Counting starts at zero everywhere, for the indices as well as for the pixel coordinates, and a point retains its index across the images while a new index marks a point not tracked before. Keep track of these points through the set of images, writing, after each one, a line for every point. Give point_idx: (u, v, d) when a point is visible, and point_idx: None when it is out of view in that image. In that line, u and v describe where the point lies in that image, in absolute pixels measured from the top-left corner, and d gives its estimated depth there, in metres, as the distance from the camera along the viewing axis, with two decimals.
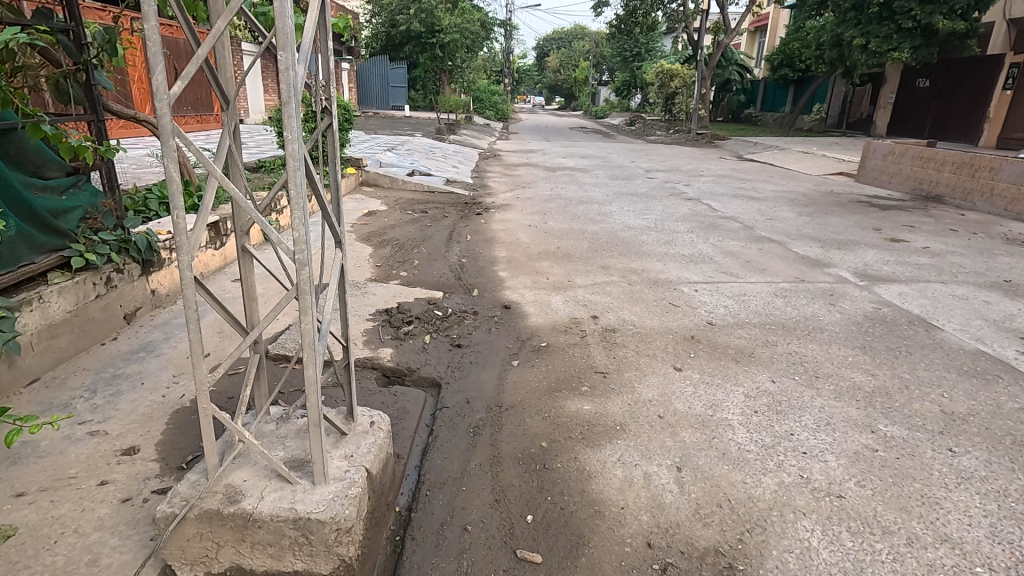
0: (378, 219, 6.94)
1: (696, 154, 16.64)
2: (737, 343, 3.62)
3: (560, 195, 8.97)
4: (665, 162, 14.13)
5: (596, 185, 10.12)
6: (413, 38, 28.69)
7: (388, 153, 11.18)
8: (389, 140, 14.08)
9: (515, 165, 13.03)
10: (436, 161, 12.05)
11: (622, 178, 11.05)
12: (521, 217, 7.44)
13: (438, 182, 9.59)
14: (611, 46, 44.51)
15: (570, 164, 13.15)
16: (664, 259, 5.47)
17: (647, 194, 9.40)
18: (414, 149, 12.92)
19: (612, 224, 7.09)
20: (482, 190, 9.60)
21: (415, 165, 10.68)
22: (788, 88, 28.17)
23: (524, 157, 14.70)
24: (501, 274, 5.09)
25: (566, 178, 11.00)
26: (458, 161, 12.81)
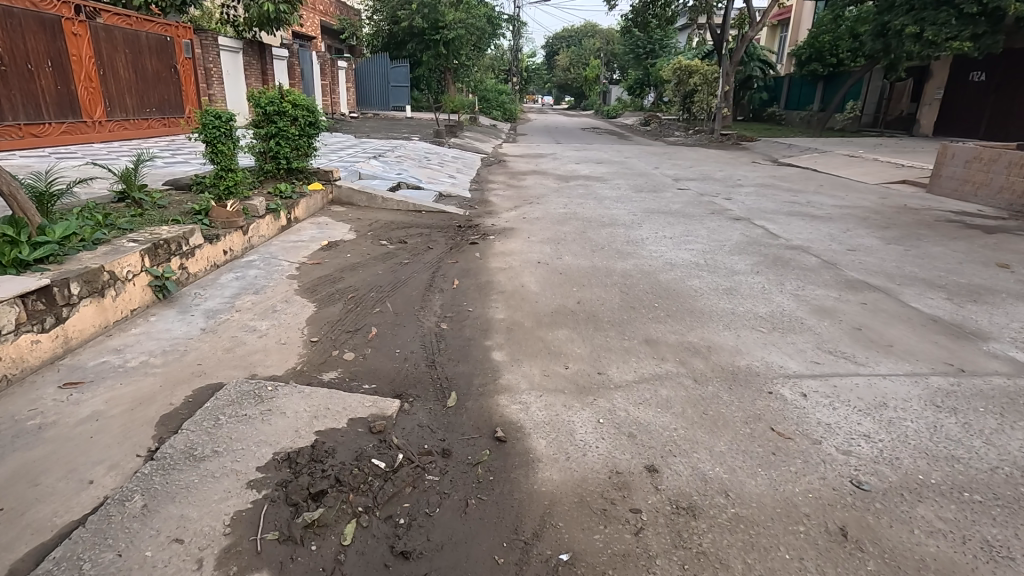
0: (340, 254, 5.27)
1: (725, 157, 14.92)
2: (933, 551, 1.90)
3: (577, 215, 7.28)
4: (694, 168, 12.35)
5: (618, 200, 8.42)
6: (417, 35, 27.28)
7: (372, 162, 9.54)
8: (380, 145, 12.44)
9: (523, 173, 11.31)
10: (430, 169, 10.39)
11: (648, 190, 9.34)
12: (528, 249, 5.76)
13: (427, 198, 7.92)
14: (624, 43, 42.60)
15: (586, 172, 11.44)
16: (734, 325, 3.78)
17: (682, 211, 7.68)
18: (407, 155, 11.25)
19: (647, 259, 5.39)
20: (482, 207, 7.93)
21: (403, 175, 9.01)
22: (816, 84, 26.24)
23: (533, 162, 13.00)
24: (496, 354, 3.39)
25: (582, 190, 9.30)
26: (457, 169, 11.12)
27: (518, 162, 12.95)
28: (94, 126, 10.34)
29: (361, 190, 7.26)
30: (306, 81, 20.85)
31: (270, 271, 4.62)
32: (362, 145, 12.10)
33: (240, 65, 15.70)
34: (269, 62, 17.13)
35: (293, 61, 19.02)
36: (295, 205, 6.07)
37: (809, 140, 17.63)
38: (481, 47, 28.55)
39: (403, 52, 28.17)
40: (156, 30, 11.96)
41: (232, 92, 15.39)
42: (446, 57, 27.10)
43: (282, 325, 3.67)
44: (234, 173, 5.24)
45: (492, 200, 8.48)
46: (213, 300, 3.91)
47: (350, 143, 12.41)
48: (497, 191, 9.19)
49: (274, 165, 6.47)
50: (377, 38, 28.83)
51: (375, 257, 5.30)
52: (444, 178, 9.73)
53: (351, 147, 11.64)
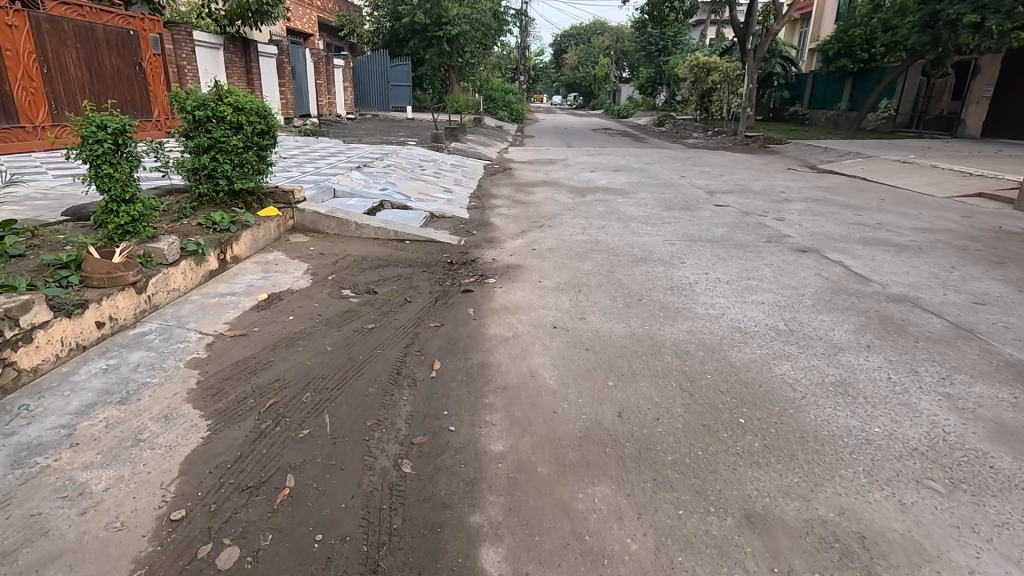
0: (279, 316, 3.80)
1: (756, 163, 13.42)
2: None
3: (599, 245, 5.81)
4: (726, 179, 10.83)
5: (647, 222, 6.94)
6: (419, 32, 25.87)
7: (352, 173, 8.11)
8: (370, 151, 11.03)
9: (531, 185, 9.84)
10: (423, 180, 8.95)
11: (680, 207, 7.86)
12: (540, 302, 4.28)
13: (415, 219, 6.50)
14: (634, 40, 40.98)
15: (604, 183, 9.97)
16: (883, 474, 2.29)
17: (730, 239, 6.18)
18: (398, 164, 9.83)
19: (704, 322, 3.90)
20: (482, 233, 6.46)
21: (388, 190, 7.58)
22: (844, 81, 24.58)
23: (542, 171, 11.51)
24: (489, 555, 1.92)
25: (602, 208, 7.83)
26: (456, 180, 9.67)
27: (525, 171, 11.47)
28: (36, 131, 9.20)
29: (329, 214, 5.79)
30: (299, 80, 19.48)
31: (163, 353, 3.16)
32: (349, 153, 10.68)
33: (220, 62, 14.35)
34: (256, 59, 15.70)
35: (283, 58, 17.63)
36: (231, 240, 4.61)
37: (846, 143, 16.03)
38: (486, 44, 27.21)
39: (405, 49, 27.13)
40: (117, 22, 10.54)
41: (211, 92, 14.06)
42: (449, 54, 26.40)
43: (131, 481, 2.20)
44: (133, 204, 3.76)
45: (493, 221, 7.01)
46: (39, 425, 2.46)
47: (336, 150, 11.01)
48: (501, 209, 7.73)
49: (209, 185, 4.98)
50: (378, 35, 27.47)
51: (329, 319, 3.84)
52: (438, 192, 8.28)
53: (335, 155, 10.26)
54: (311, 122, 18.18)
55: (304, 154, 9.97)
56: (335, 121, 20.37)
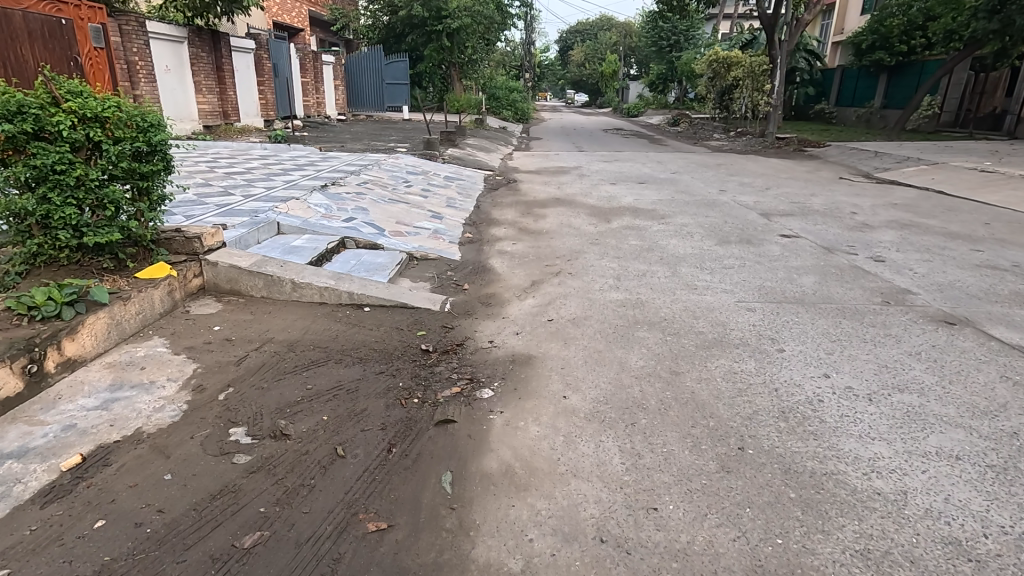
0: (80, 516, 2.01)
1: (799, 172, 11.61)
2: None
3: (645, 314, 4.00)
4: (775, 194, 9.03)
5: (701, 266, 5.14)
6: (418, 26, 24.49)
7: (311, 196, 6.31)
8: (349, 163, 9.26)
9: (542, 203, 8.06)
10: (405, 201, 7.16)
11: (738, 240, 6.05)
12: (567, 457, 2.47)
13: (384, 267, 4.73)
14: (644, 34, 39.12)
15: (630, 202, 8.17)
16: None
17: (827, 296, 4.36)
18: (378, 180, 8.04)
19: (882, 522, 2.08)
20: (476, 286, 4.66)
21: (355, 220, 5.78)
22: (878, 76, 22.65)
23: (553, 185, 9.70)
24: None
25: (635, 240, 6.02)
26: (450, 200, 7.87)
27: (533, 185, 9.67)
28: None
29: (255, 269, 4.01)
30: (283, 78, 17.78)
31: None
32: (323, 164, 8.92)
33: (185, 58, 12.67)
34: (228, 53, 13.96)
35: (262, 53, 15.90)
36: (61, 335, 2.82)
37: (897, 145, 14.14)
38: (489, 38, 25.60)
39: (403, 45, 25.76)
40: (42, 9, 8.84)
41: (172, 93, 12.38)
42: (450, 50, 24.79)
43: None
44: None
45: (493, 265, 5.21)
46: None
47: (307, 161, 9.23)
48: (503, 243, 5.92)
49: (44, 237, 3.23)
50: (374, 30, 26.02)
51: (180, 518, 2.04)
52: (423, 219, 6.48)
53: (304, 168, 8.50)
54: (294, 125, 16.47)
55: (265, 169, 8.22)
56: (324, 123, 18.67)
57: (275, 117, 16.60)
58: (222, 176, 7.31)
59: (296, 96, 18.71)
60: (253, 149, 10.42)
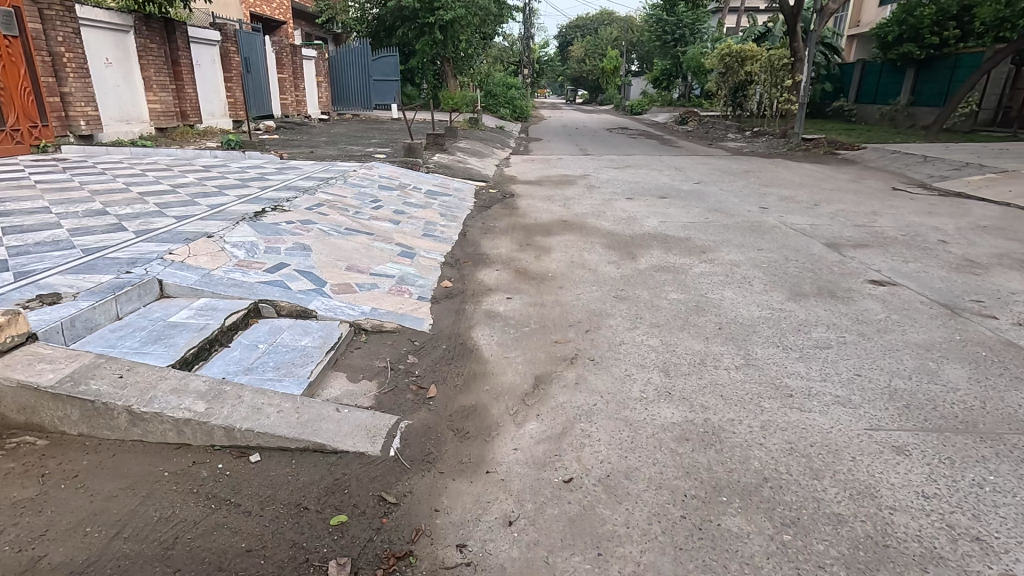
0: None
1: (843, 181, 9.99)
2: None
3: (726, 468, 2.36)
4: (829, 212, 7.41)
5: (781, 344, 3.50)
6: (409, 19, 23.19)
7: (235, 230, 4.66)
8: (309, 175, 7.59)
9: (545, 229, 6.43)
10: (369, 231, 5.51)
11: (815, 290, 4.43)
12: None
13: (306, 359, 3.07)
14: (646, 27, 37.24)
15: (655, 226, 6.52)
16: None
17: (1006, 413, 2.73)
18: (339, 200, 6.39)
19: None
20: (446, 388, 3.01)
21: (284, 268, 4.12)
22: (905, 71, 21.00)
23: (558, 200, 8.06)
24: None
25: (676, 293, 4.39)
26: (430, 225, 6.22)
27: (533, 201, 8.03)
28: None
29: (64, 392, 2.35)
30: (257, 74, 16.08)
31: None
32: (275, 179, 7.24)
33: (132, 49, 10.99)
34: (186, 44, 12.29)
35: (228, 46, 14.21)
36: None
37: (944, 147, 12.53)
38: (485, 29, 23.99)
39: (394, 39, 24.09)
40: None
41: (117, 90, 10.66)
42: (443, 44, 23.17)
43: None
44: None
45: (476, 341, 3.56)
46: None
47: (259, 174, 7.57)
48: (492, 298, 4.27)
49: None
50: (363, 23, 24.55)
51: None
52: (388, 258, 4.83)
53: (249, 184, 6.83)
54: (267, 126, 14.79)
55: (201, 185, 6.58)
56: (302, 124, 16.98)
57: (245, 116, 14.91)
58: (131, 199, 5.65)
59: (271, 93, 17.03)
60: (199, 158, 8.75)
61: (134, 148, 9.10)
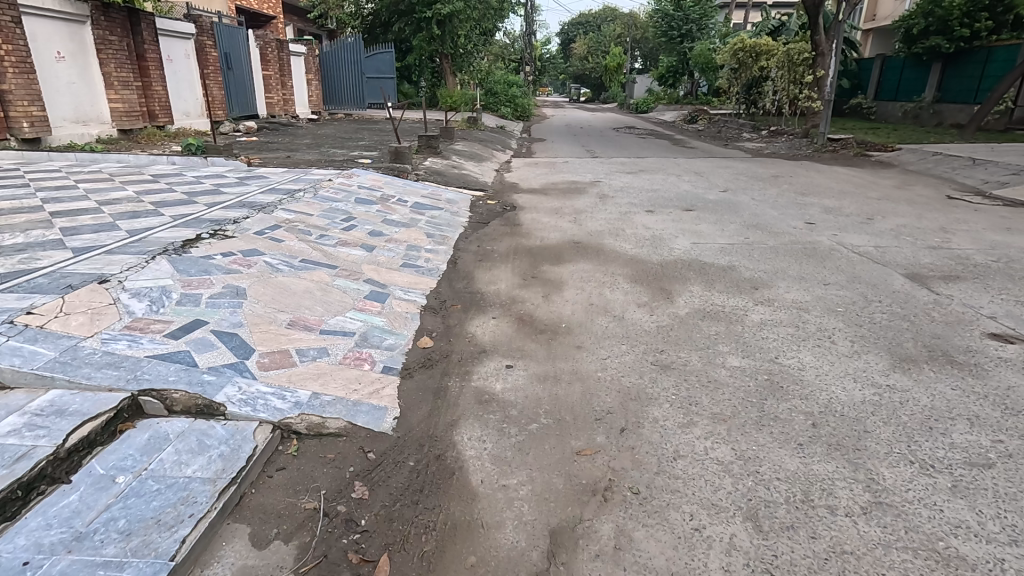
0: None
1: (889, 189, 8.81)
2: None
3: None
4: (890, 229, 6.24)
5: (914, 457, 2.35)
6: (406, 13, 22.14)
7: (144, 270, 3.50)
8: (274, 186, 6.43)
9: (554, 254, 5.27)
10: (332, 263, 4.35)
11: (925, 352, 3.27)
12: None
13: (181, 511, 1.92)
14: (651, 23, 35.96)
15: (687, 251, 5.36)
16: None
17: None
18: (302, 219, 5.23)
19: None
20: (406, 564, 1.86)
21: (194, 330, 2.95)
22: (930, 65, 19.78)
23: (567, 215, 6.89)
24: None
25: (736, 358, 3.23)
26: (412, 251, 5.05)
27: (538, 215, 6.88)
28: None
29: None
30: (238, 71, 14.92)
31: None
32: (231, 191, 6.08)
33: (89, 42, 9.85)
34: (153, 37, 11.15)
35: (203, 40, 13.06)
36: None
37: (991, 148, 11.33)
38: (484, 23, 22.88)
39: (390, 34, 23.09)
40: None
41: (71, 87, 9.56)
42: (441, 39, 22.01)
43: None
44: None
45: (460, 451, 2.42)
46: None
47: (215, 184, 6.41)
48: (487, 366, 3.12)
49: None
50: (357, 17, 23.49)
51: None
52: (349, 306, 3.66)
53: (197, 198, 5.68)
54: (248, 127, 13.64)
55: (136, 201, 5.43)
56: (288, 124, 15.83)
57: (224, 116, 13.77)
58: (34, 222, 4.50)
59: (255, 91, 15.88)
60: (154, 165, 7.61)
61: (81, 153, 7.95)
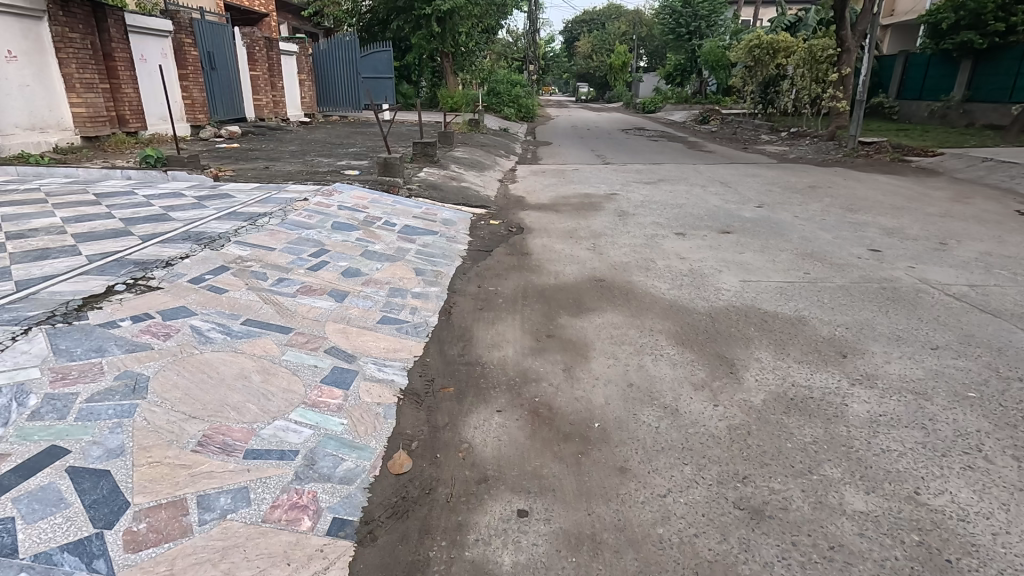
0: None
1: (946, 203, 7.75)
2: None
3: None
4: (974, 258, 5.19)
5: None
6: (404, 10, 21.05)
7: (2, 354, 2.47)
8: (236, 209, 5.41)
9: (573, 298, 4.22)
10: (285, 324, 3.31)
11: None
12: None
13: None
14: (658, 20, 34.81)
15: (738, 293, 4.32)
16: None
17: None
18: (259, 256, 4.20)
19: None
20: None
21: (36, 474, 1.92)
22: (960, 62, 18.64)
23: (584, 239, 5.84)
24: None
25: (860, 496, 2.18)
26: (395, 298, 4.02)
27: (550, 240, 5.83)
28: None
29: None
30: (223, 71, 13.91)
31: None
32: (182, 216, 5.06)
33: (46, 39, 8.84)
34: (122, 34, 10.13)
35: (182, 37, 12.03)
36: None
37: None
38: (486, 20, 21.76)
39: (388, 32, 22.00)
40: None
41: (25, 90, 8.55)
42: (441, 37, 20.96)
43: None
44: None
45: None
46: None
47: (166, 206, 5.39)
48: (490, 514, 2.09)
49: None
50: (354, 16, 22.48)
51: None
52: (295, 402, 2.62)
53: (135, 227, 4.65)
54: (231, 131, 12.62)
55: (57, 232, 4.42)
56: (277, 128, 14.82)
57: (207, 120, 12.78)
58: None
59: (241, 92, 14.86)
60: (105, 180, 6.60)
61: (23, 164, 6.97)
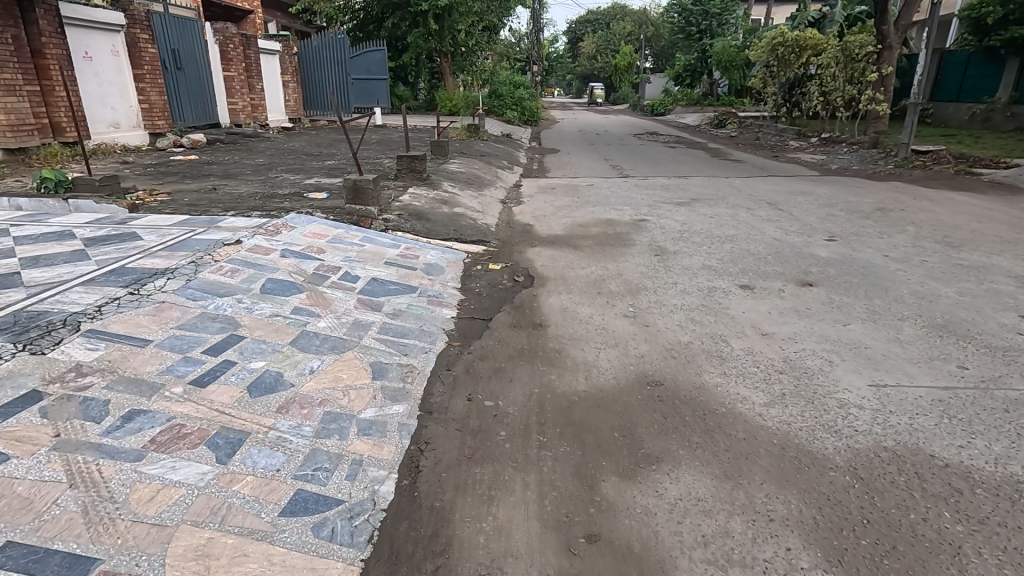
0: None
1: None
2: None
3: None
4: None
5: None
6: (398, 7, 19.40)
7: None
8: (129, 261, 3.83)
9: (620, 430, 2.61)
10: (81, 548, 1.71)
11: None
12: None
13: None
14: (667, 20, 33.35)
15: (883, 419, 2.70)
16: None
17: None
18: (112, 363, 2.60)
19: None
20: None
21: None
22: (1006, 60, 17.02)
23: (618, 298, 4.25)
24: None
25: None
26: (328, 439, 2.43)
27: (571, 300, 4.23)
28: None
29: None
30: (193, 71, 12.37)
31: None
32: (37, 277, 3.47)
33: None
34: (55, 27, 8.66)
35: (137, 32, 10.48)
36: None
37: None
38: (487, 16, 20.13)
39: (383, 31, 20.48)
40: None
41: None
42: (439, 35, 19.39)
43: None
44: None
45: None
46: None
47: (30, 257, 3.82)
48: None
49: None
50: (346, 13, 20.81)
51: None
52: None
53: None
54: (196, 139, 11.06)
55: None
56: (253, 135, 13.27)
57: (168, 126, 11.22)
58: None
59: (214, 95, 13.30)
60: None
61: None
